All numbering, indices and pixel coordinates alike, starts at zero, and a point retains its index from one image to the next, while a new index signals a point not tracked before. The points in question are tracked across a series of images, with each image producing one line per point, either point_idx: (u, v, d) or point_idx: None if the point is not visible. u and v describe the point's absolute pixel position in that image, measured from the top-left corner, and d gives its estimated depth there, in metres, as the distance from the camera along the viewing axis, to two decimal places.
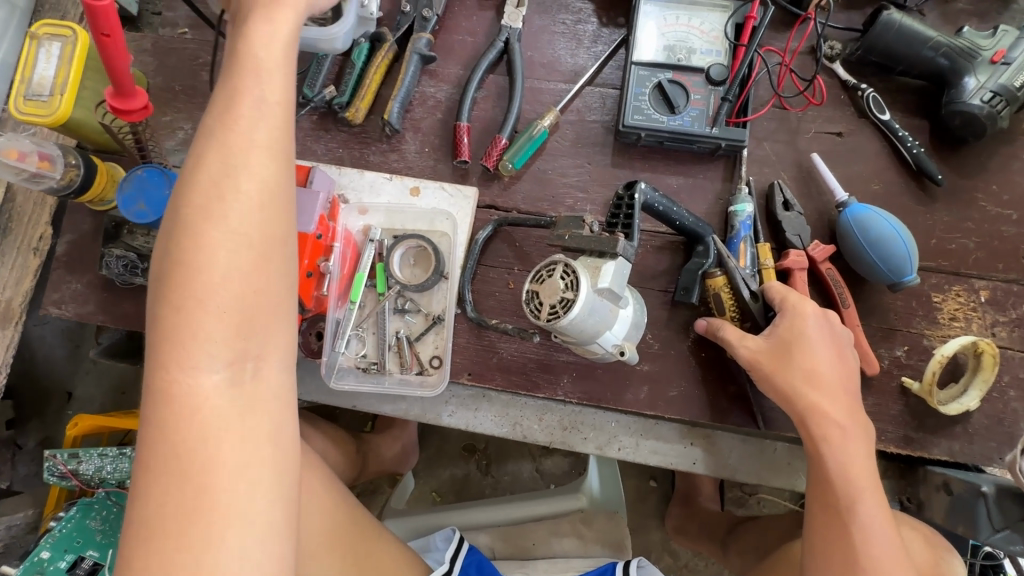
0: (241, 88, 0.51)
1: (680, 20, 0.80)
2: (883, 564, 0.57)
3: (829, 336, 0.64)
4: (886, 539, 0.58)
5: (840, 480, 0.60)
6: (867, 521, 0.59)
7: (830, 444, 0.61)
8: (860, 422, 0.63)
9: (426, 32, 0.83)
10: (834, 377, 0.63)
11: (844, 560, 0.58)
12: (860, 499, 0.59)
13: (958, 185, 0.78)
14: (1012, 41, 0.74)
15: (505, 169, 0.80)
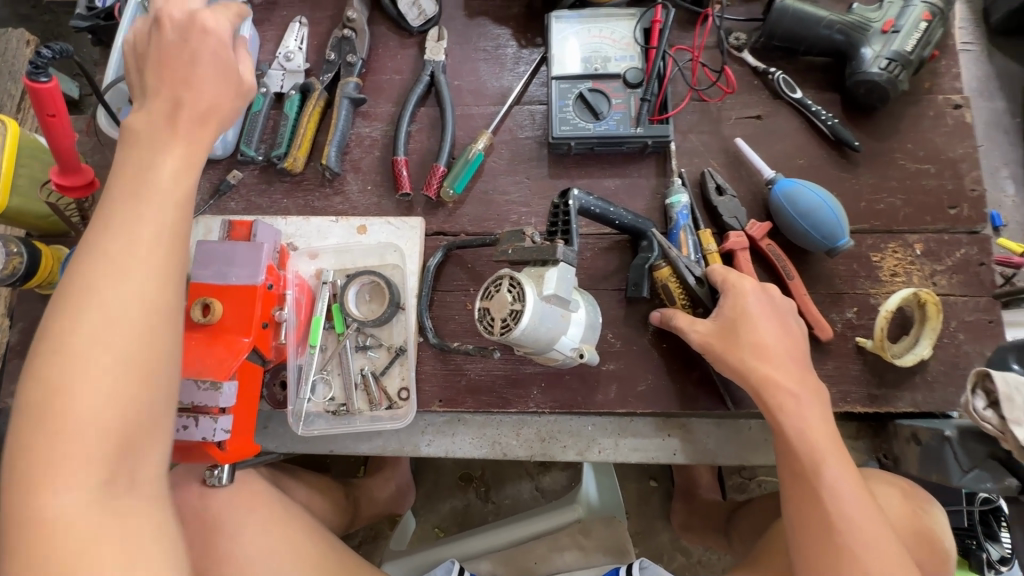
0: (132, 213, 0.54)
1: (592, 32, 0.84)
2: (856, 523, 0.58)
3: (771, 310, 0.67)
4: (855, 498, 0.59)
5: (803, 448, 0.62)
6: (835, 483, 0.60)
7: (786, 413, 0.63)
8: (814, 388, 0.64)
9: (353, 76, 0.86)
10: (781, 350, 0.65)
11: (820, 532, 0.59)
12: (825, 467, 0.60)
13: (876, 149, 0.82)
14: (898, 11, 0.79)
15: (447, 195, 0.82)
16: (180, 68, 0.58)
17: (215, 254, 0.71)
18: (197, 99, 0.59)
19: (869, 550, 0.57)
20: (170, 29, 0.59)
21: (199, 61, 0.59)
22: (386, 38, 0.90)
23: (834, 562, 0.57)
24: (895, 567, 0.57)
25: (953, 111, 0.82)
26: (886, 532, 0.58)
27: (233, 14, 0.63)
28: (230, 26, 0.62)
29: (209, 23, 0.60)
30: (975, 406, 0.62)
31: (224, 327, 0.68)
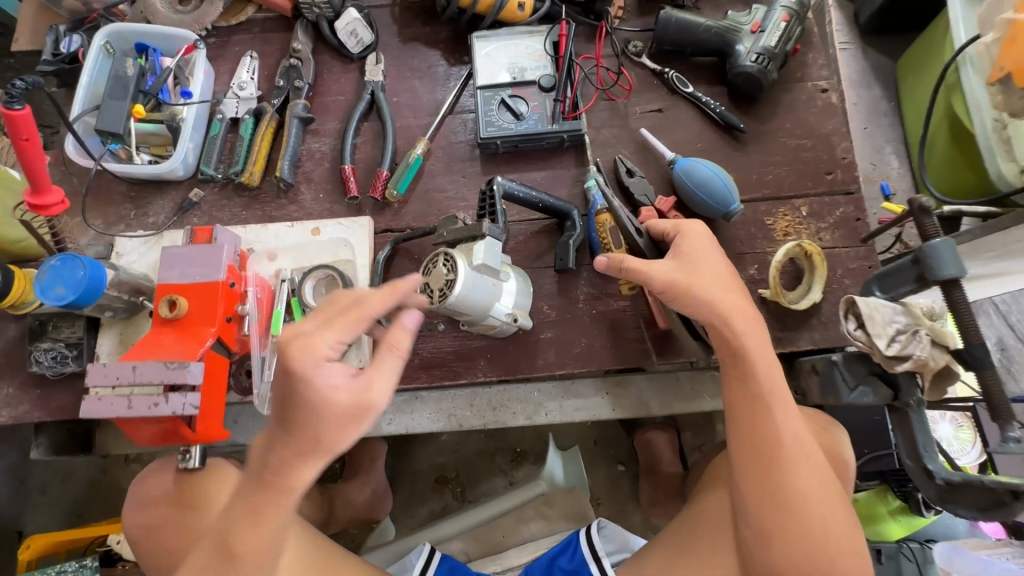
0: (251, 537, 0.58)
1: (509, 47, 0.96)
2: (792, 443, 0.69)
3: (719, 252, 0.75)
4: (796, 424, 0.70)
5: (765, 375, 0.71)
6: (780, 409, 0.70)
7: (748, 339, 0.71)
8: (755, 321, 0.73)
9: (301, 99, 0.97)
10: (726, 286, 0.73)
11: (766, 449, 0.69)
12: (771, 392, 0.70)
13: (761, 129, 0.95)
14: (764, 14, 0.93)
15: (391, 196, 0.92)
16: (284, 388, 0.55)
17: (179, 258, 0.79)
18: (323, 428, 0.55)
19: (796, 465, 0.69)
20: (273, 363, 0.56)
21: (314, 410, 0.55)
22: (330, 65, 1.01)
23: (767, 474, 0.69)
24: (836, 519, 0.69)
25: (820, 94, 0.96)
26: (813, 452, 0.70)
27: (342, 326, 0.57)
28: (327, 347, 0.56)
29: (302, 357, 0.55)
30: (848, 329, 0.72)
31: (190, 321, 0.76)
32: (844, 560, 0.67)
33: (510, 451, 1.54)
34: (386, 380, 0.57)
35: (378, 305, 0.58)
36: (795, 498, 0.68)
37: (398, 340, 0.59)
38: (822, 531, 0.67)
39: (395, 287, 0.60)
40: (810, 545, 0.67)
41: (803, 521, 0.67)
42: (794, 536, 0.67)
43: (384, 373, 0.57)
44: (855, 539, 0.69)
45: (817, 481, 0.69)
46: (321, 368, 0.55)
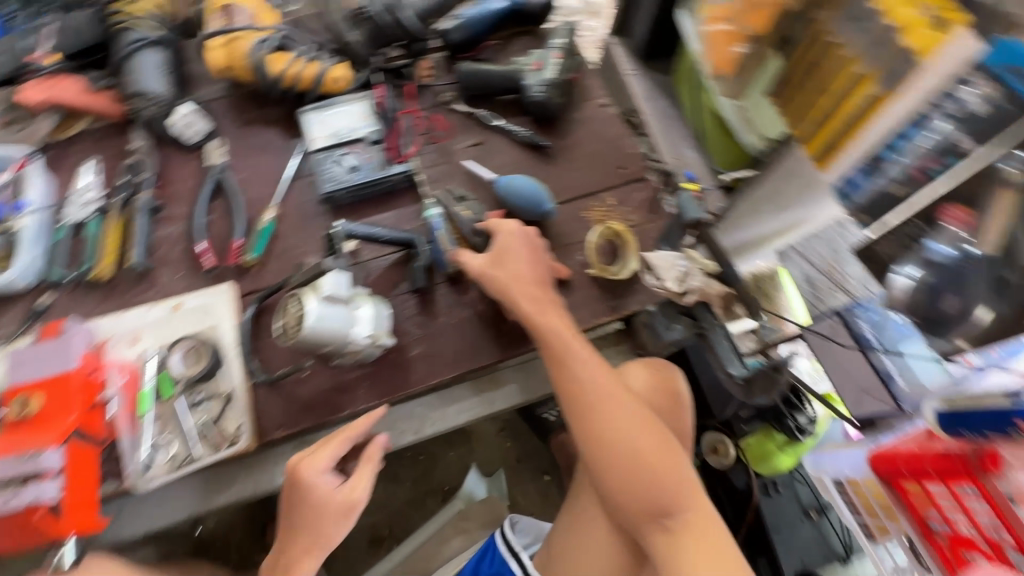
0: None
1: (336, 114, 1.09)
2: (598, 387, 0.81)
3: (527, 244, 0.90)
4: (600, 371, 0.83)
5: (555, 334, 0.84)
6: (581, 359, 0.83)
7: (538, 307, 0.85)
8: (553, 301, 0.88)
9: (146, 191, 1.02)
10: (531, 274, 0.88)
11: (580, 407, 0.81)
12: (575, 359, 0.82)
13: (563, 144, 1.13)
14: (541, 56, 1.14)
15: (249, 260, 0.99)
16: (298, 493, 0.81)
17: (26, 359, 0.79)
18: (323, 524, 0.81)
19: (604, 404, 0.80)
20: (290, 476, 0.82)
21: (318, 505, 0.80)
22: (172, 156, 1.08)
23: (585, 421, 0.80)
24: (663, 453, 0.80)
25: (603, 108, 1.17)
26: (619, 390, 0.82)
27: (334, 444, 0.83)
28: (325, 461, 0.81)
29: (309, 472, 0.81)
30: (648, 280, 0.87)
31: (44, 416, 0.76)
32: (670, 484, 0.78)
33: (440, 491, 1.56)
34: (366, 479, 0.83)
35: (355, 428, 0.84)
36: (613, 441, 0.79)
37: (372, 453, 0.85)
38: (644, 464, 0.78)
39: (368, 415, 0.85)
40: (637, 478, 0.78)
41: (625, 459, 0.79)
42: (624, 475, 0.78)
43: (363, 478, 0.83)
44: (675, 464, 0.80)
45: (631, 424, 0.80)
46: (325, 476, 0.81)
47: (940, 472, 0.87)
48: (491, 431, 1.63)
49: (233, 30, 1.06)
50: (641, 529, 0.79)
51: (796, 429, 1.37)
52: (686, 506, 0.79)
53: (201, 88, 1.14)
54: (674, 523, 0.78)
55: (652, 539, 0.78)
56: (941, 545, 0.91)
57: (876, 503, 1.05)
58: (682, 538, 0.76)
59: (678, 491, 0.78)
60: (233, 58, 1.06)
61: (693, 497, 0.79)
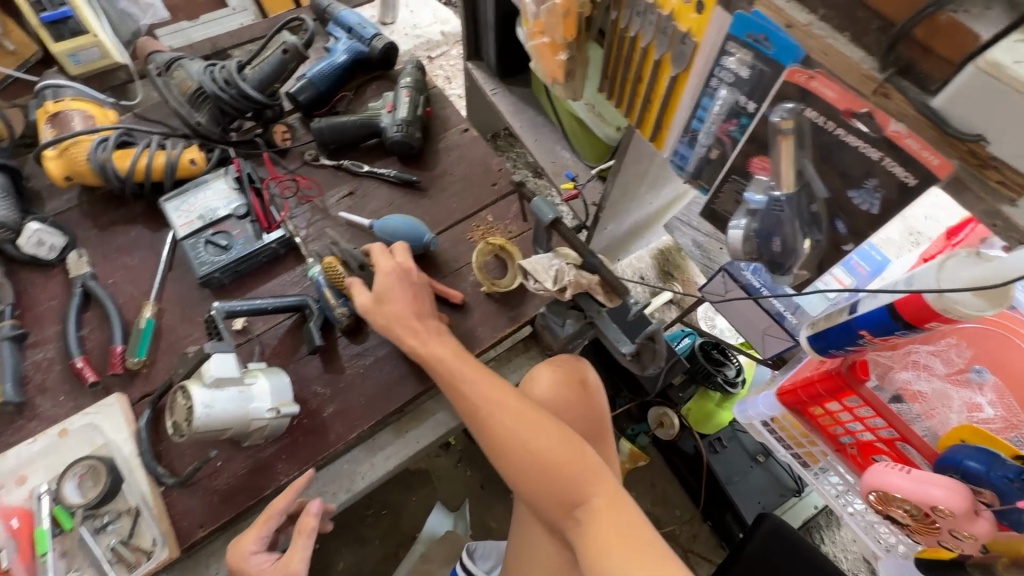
0: None
1: (197, 197, 1.07)
2: (490, 400, 0.86)
3: (404, 279, 0.94)
4: (490, 385, 0.87)
5: (436, 364, 0.89)
6: (468, 380, 0.87)
7: (415, 342, 0.90)
8: (436, 328, 0.93)
9: (6, 320, 0.97)
10: (412, 306, 0.93)
11: (474, 419, 0.86)
12: (464, 380, 0.87)
13: (434, 174, 1.17)
14: (393, 98, 1.19)
15: (133, 363, 0.95)
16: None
17: None
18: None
19: (498, 414, 0.85)
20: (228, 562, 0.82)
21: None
22: (31, 279, 1.03)
23: (484, 434, 0.85)
24: (564, 446, 0.83)
25: (465, 133, 1.22)
26: (512, 397, 0.86)
27: (260, 526, 0.81)
28: (253, 545, 0.80)
29: (239, 556, 0.80)
30: (529, 287, 0.90)
31: None
32: (570, 472, 0.81)
33: (410, 540, 1.53)
34: (302, 553, 0.77)
35: (284, 500, 0.82)
36: (509, 445, 0.83)
37: (305, 524, 0.78)
38: (541, 459, 0.82)
39: (292, 486, 0.84)
40: (538, 473, 0.82)
41: (523, 459, 0.82)
42: (525, 473, 0.82)
43: (297, 552, 0.77)
44: (577, 455, 0.83)
45: (523, 424, 0.84)
46: (256, 559, 0.79)
47: (830, 391, 0.94)
48: (448, 465, 1.62)
49: (66, 138, 1.02)
50: (558, 520, 0.82)
51: (726, 382, 1.47)
52: (592, 491, 0.80)
53: (50, 201, 1.11)
54: (582, 509, 0.80)
55: (571, 531, 0.80)
56: (852, 454, 1.01)
57: (796, 432, 1.13)
58: (590, 523, 0.78)
59: (580, 477, 0.81)
60: (73, 165, 1.03)
61: (598, 480, 0.81)
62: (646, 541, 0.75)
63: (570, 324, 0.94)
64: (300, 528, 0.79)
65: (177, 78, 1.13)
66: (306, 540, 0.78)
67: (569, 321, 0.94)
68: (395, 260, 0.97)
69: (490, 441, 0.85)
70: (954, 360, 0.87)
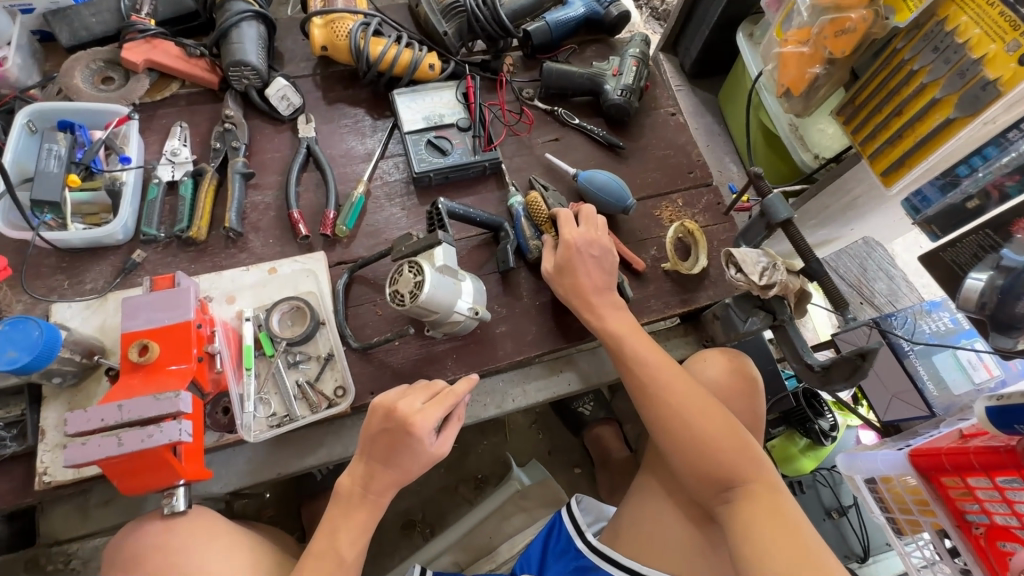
0: (343, 548, 0.78)
1: (426, 101, 1.14)
2: (651, 367, 0.87)
3: (594, 247, 0.93)
4: (653, 353, 0.88)
5: (612, 331, 0.89)
6: (631, 345, 0.88)
7: (607, 293, 0.92)
8: (613, 303, 0.92)
9: (240, 157, 1.04)
10: (596, 279, 0.92)
11: (638, 388, 0.87)
12: (631, 342, 0.89)
13: (635, 146, 1.20)
14: (620, 62, 1.21)
15: (341, 231, 1.02)
16: (399, 436, 0.78)
17: (141, 307, 0.80)
18: (408, 466, 0.80)
19: (658, 383, 0.86)
20: (391, 420, 0.78)
21: (412, 454, 0.79)
22: (262, 127, 1.11)
23: (640, 397, 0.87)
24: (722, 427, 0.82)
25: (671, 117, 1.24)
26: (674, 370, 0.87)
27: (442, 407, 0.79)
28: (435, 423, 0.78)
29: (423, 427, 0.77)
30: (731, 275, 0.92)
31: (163, 363, 0.77)
32: (728, 455, 0.80)
33: (472, 479, 1.59)
34: (454, 436, 0.83)
35: (465, 386, 0.81)
36: (668, 415, 0.84)
37: (457, 413, 0.84)
38: (701, 436, 0.81)
39: (470, 379, 0.82)
40: (693, 447, 0.81)
41: (682, 433, 0.82)
42: (682, 448, 0.82)
43: (448, 433, 0.82)
44: (735, 437, 0.81)
45: (683, 398, 0.84)
46: (430, 436, 0.78)
47: (985, 465, 0.94)
48: (523, 423, 1.66)
49: (333, 12, 1.11)
50: (705, 497, 0.81)
51: (819, 433, 1.47)
52: (748, 477, 0.79)
53: (289, 64, 1.18)
54: (736, 493, 0.78)
55: (718, 509, 0.80)
56: (976, 535, 1.01)
57: (909, 498, 1.13)
58: (743, 507, 0.76)
59: (738, 461, 0.80)
60: (334, 38, 1.11)
61: (754, 467, 0.80)
62: (805, 538, 0.71)
63: (751, 321, 0.96)
64: (452, 415, 0.84)
65: None
66: (452, 429, 0.83)
67: (752, 318, 0.96)
68: (584, 228, 0.95)
69: (648, 410, 0.86)
70: None
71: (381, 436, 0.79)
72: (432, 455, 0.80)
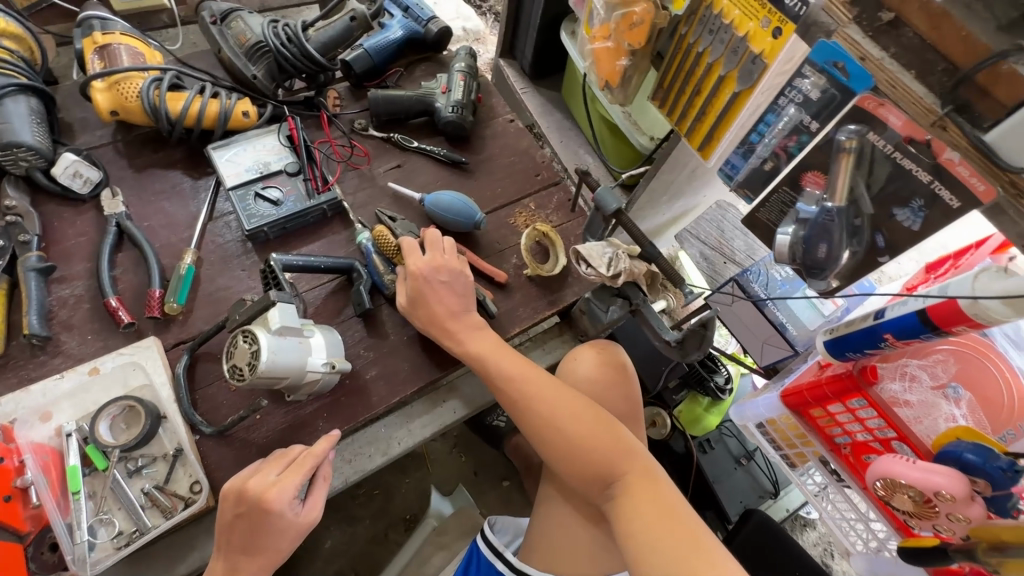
0: None
1: (247, 151, 1.06)
2: (521, 382, 0.87)
3: (445, 271, 0.91)
4: (520, 368, 0.88)
5: (475, 352, 0.89)
6: (495, 362, 0.88)
7: (464, 314, 0.91)
8: (472, 324, 0.91)
9: (33, 251, 0.91)
10: (451, 304, 0.90)
11: (511, 407, 0.87)
12: (499, 360, 0.88)
13: (480, 159, 1.20)
14: (446, 78, 1.21)
15: (172, 308, 0.92)
16: (256, 524, 0.71)
17: None
18: (275, 548, 0.74)
19: (530, 396, 0.86)
20: (245, 503, 0.71)
21: (276, 533, 0.72)
22: (59, 212, 0.98)
23: (516, 414, 0.87)
24: (595, 427, 0.84)
25: (510, 123, 1.26)
26: (544, 379, 0.88)
27: (300, 472, 0.74)
28: (296, 490, 0.73)
29: (280, 501, 0.71)
30: (583, 270, 0.94)
31: None
32: (604, 452, 0.82)
33: (401, 521, 1.52)
34: (324, 497, 0.79)
35: (324, 446, 0.77)
36: (544, 426, 0.85)
37: (324, 471, 0.80)
38: (576, 440, 0.83)
39: (330, 437, 0.79)
40: (571, 452, 0.83)
41: (559, 441, 0.83)
42: (562, 456, 0.83)
43: (318, 496, 0.78)
44: (609, 434, 0.84)
45: (553, 406, 0.85)
46: (292, 506, 0.73)
47: (836, 392, 1.04)
48: (442, 450, 1.62)
49: (116, 71, 1.00)
50: (592, 496, 0.83)
51: (716, 389, 1.57)
52: (626, 469, 0.82)
53: (82, 136, 1.06)
54: (617, 488, 0.81)
55: (605, 506, 0.82)
56: (845, 454, 1.10)
57: (791, 434, 1.22)
58: (625, 501, 0.79)
59: (612, 456, 0.82)
60: (123, 100, 1.01)
61: (629, 459, 0.83)
62: (681, 517, 0.75)
63: (610, 310, 1.00)
64: (316, 474, 0.80)
65: (235, 30, 1.12)
66: (321, 488, 0.79)
67: (611, 307, 1.00)
68: (433, 251, 0.93)
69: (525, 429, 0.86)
70: (940, 375, 0.98)
71: (235, 526, 0.72)
72: (302, 525, 0.75)
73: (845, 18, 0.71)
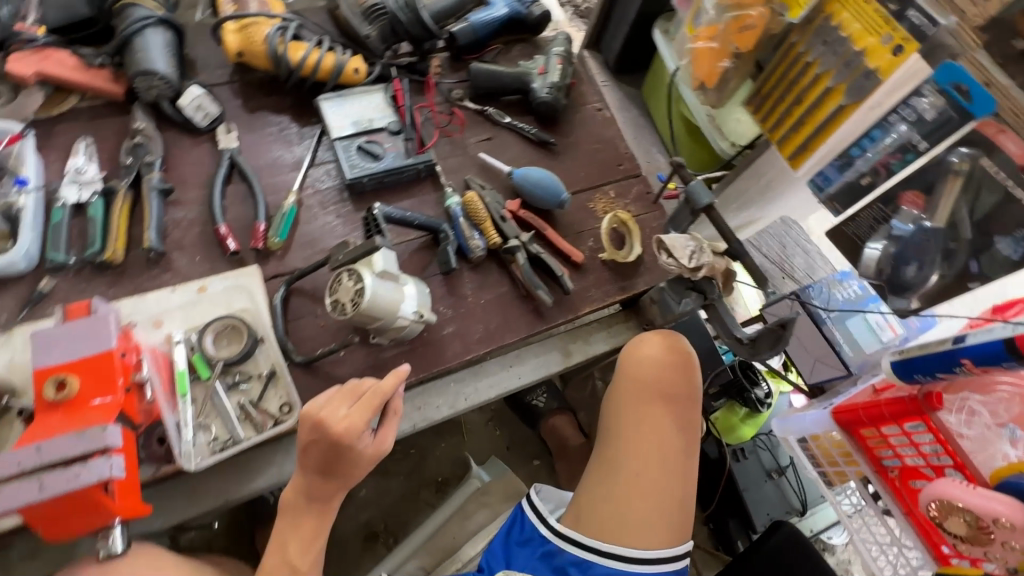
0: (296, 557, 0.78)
1: (353, 106, 1.12)
2: None
3: None
4: None
5: None
6: None
7: None
8: None
9: (155, 172, 0.98)
10: None
11: None
12: None
13: (566, 142, 1.24)
14: (544, 60, 1.24)
15: (274, 243, 0.98)
16: (335, 451, 0.76)
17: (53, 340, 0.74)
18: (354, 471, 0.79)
19: None
20: (320, 431, 0.75)
21: (352, 460, 0.78)
22: (178, 140, 1.05)
23: None
24: None
25: (598, 112, 1.29)
26: None
27: (369, 408, 0.77)
28: (366, 424, 0.77)
29: (352, 433, 0.76)
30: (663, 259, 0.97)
31: (84, 399, 0.72)
32: None
33: (433, 483, 1.58)
34: (394, 430, 0.83)
35: (389, 387, 0.79)
36: None
37: (394, 408, 0.84)
38: None
39: (397, 374, 0.80)
40: None
41: None
42: None
43: (389, 430, 0.83)
44: None
45: None
46: (364, 437, 0.77)
47: (894, 414, 1.03)
48: (479, 422, 1.67)
49: (247, 17, 1.07)
50: None
51: (757, 401, 1.60)
52: None
53: (203, 73, 1.12)
54: None
55: None
56: (890, 477, 1.07)
57: (835, 452, 1.22)
58: None
59: None
60: (249, 43, 1.07)
61: None
62: None
63: (683, 301, 1.02)
64: (388, 410, 0.84)
65: None
66: (391, 422, 0.83)
67: (684, 299, 1.02)
68: None
69: None
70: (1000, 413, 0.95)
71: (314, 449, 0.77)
72: (375, 454, 0.80)
73: (973, 44, 0.74)
